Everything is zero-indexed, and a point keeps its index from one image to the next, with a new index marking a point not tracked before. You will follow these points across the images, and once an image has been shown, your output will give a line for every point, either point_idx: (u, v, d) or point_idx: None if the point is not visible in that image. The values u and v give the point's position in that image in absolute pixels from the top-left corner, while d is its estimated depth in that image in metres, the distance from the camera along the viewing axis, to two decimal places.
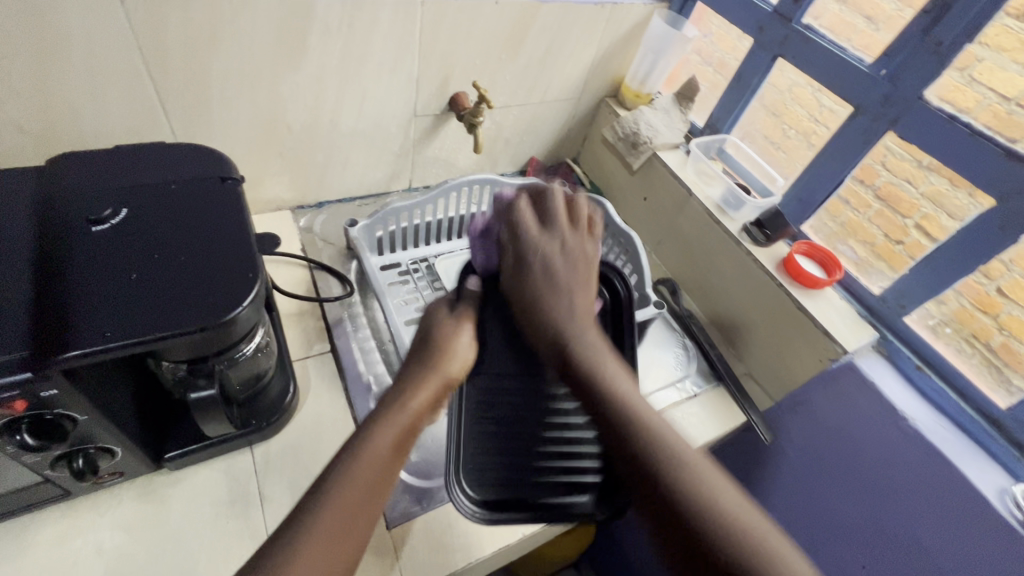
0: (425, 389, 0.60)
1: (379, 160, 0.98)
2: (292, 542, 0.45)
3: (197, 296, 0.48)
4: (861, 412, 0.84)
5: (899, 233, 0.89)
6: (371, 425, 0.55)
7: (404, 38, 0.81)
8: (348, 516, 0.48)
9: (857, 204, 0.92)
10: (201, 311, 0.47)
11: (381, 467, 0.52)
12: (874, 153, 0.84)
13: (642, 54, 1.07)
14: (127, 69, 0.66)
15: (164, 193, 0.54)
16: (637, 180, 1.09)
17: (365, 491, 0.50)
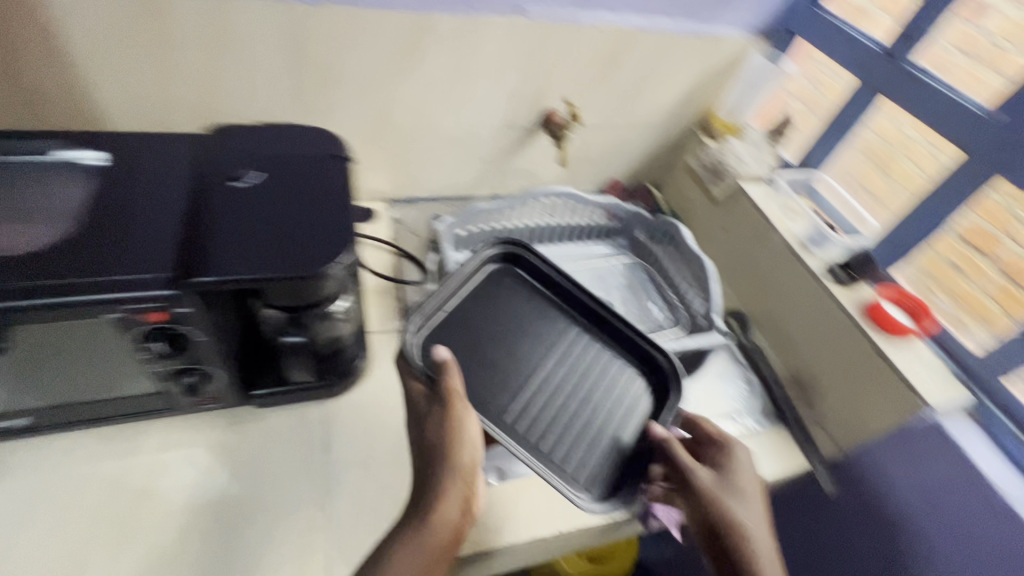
0: (455, 491, 0.57)
1: (470, 165, 1.06)
2: None
3: (303, 247, 0.56)
4: (937, 473, 0.78)
5: (1014, 303, 0.82)
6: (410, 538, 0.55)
7: (508, 55, 0.89)
8: None
9: (970, 272, 0.86)
10: (305, 259, 0.55)
11: None
12: (999, 220, 0.81)
13: (736, 88, 1.08)
14: (275, 64, 0.79)
15: (289, 162, 0.64)
16: (717, 210, 1.09)
17: None
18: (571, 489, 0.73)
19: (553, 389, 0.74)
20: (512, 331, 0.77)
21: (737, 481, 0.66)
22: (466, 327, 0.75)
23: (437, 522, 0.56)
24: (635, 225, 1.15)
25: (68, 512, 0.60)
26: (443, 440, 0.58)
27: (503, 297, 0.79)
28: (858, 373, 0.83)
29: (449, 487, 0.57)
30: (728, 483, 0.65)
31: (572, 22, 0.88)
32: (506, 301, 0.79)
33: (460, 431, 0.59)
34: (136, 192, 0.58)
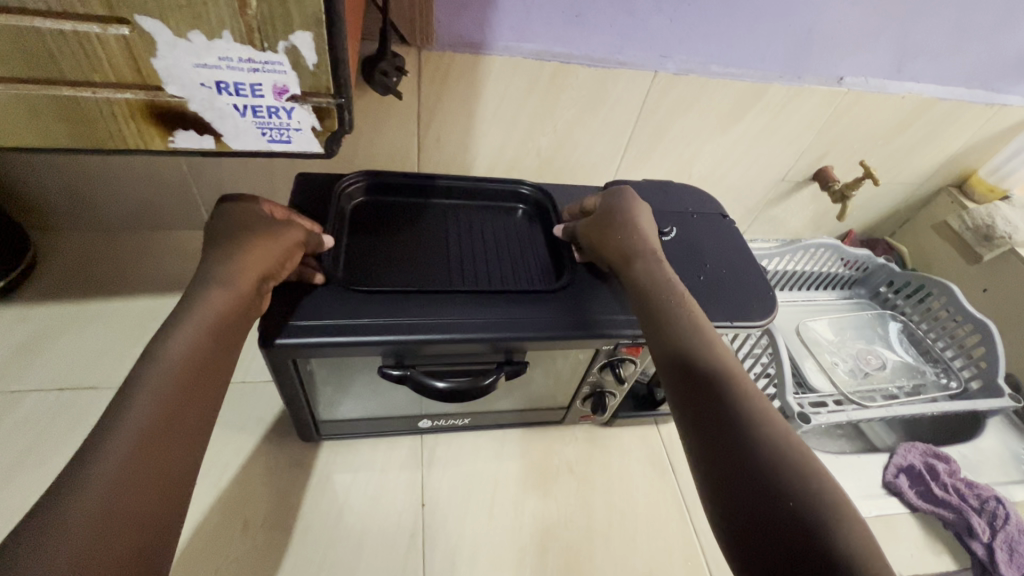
0: (250, 273, 0.51)
1: (732, 211, 1.13)
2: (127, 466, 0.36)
3: (737, 303, 0.65)
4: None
5: None
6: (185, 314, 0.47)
7: (812, 120, 0.96)
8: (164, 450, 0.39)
9: None
10: (743, 313, 0.64)
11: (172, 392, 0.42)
12: None
13: (1009, 152, 1.08)
14: (624, 121, 0.90)
15: (689, 222, 0.74)
16: (977, 271, 1.11)
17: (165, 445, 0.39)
18: (899, 535, 0.78)
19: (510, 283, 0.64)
20: (415, 232, 0.69)
21: (632, 222, 0.64)
22: (382, 244, 0.67)
23: (217, 289, 0.49)
24: (879, 277, 1.18)
25: (493, 504, 0.71)
26: (254, 232, 0.54)
27: (385, 216, 0.71)
28: None
29: (234, 277, 0.50)
30: (609, 225, 0.64)
31: (881, 91, 0.93)
32: (399, 217, 0.71)
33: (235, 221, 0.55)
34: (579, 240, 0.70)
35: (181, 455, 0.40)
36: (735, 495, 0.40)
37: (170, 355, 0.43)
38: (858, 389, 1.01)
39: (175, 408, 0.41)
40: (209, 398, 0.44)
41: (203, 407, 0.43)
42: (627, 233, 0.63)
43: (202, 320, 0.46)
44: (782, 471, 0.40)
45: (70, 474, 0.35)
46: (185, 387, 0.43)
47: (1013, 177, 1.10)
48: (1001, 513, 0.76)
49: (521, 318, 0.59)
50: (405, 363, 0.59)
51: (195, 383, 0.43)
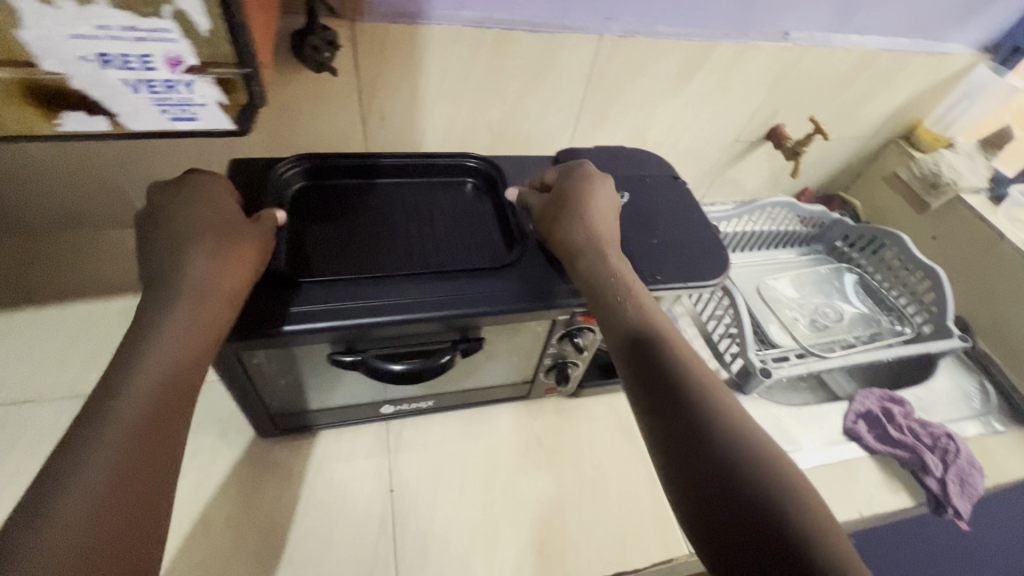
0: (217, 285, 0.48)
1: (690, 174, 1.13)
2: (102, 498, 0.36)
3: (691, 263, 0.65)
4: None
5: None
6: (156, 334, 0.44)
7: (761, 77, 0.96)
8: (138, 481, 0.38)
9: None
10: (697, 273, 0.64)
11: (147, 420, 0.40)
12: None
13: (952, 101, 1.11)
14: (574, 89, 0.88)
15: (641, 186, 0.73)
16: (926, 220, 1.14)
17: (140, 476, 0.38)
18: (860, 478, 0.80)
19: (463, 262, 0.62)
20: (362, 215, 0.66)
21: (587, 205, 0.61)
22: (326, 228, 0.64)
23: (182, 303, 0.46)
24: (835, 232, 1.21)
25: (463, 483, 0.70)
26: (213, 238, 0.51)
27: (329, 200, 0.68)
28: None
29: (195, 289, 0.47)
30: (565, 212, 0.61)
31: (826, 45, 0.94)
32: (343, 201, 0.68)
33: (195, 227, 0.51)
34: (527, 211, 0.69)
35: (158, 482, 0.39)
36: (698, 486, 0.41)
37: (142, 376, 0.42)
38: (819, 342, 1.03)
39: (151, 431, 0.40)
40: (184, 417, 0.43)
41: (177, 428, 0.42)
42: (586, 220, 0.60)
43: (174, 337, 0.45)
44: (747, 465, 0.41)
45: (42, 502, 0.35)
46: (161, 409, 0.41)
47: (957, 125, 1.13)
48: (953, 448, 0.79)
49: (475, 294, 0.57)
50: (357, 349, 0.57)
51: (170, 405, 0.42)
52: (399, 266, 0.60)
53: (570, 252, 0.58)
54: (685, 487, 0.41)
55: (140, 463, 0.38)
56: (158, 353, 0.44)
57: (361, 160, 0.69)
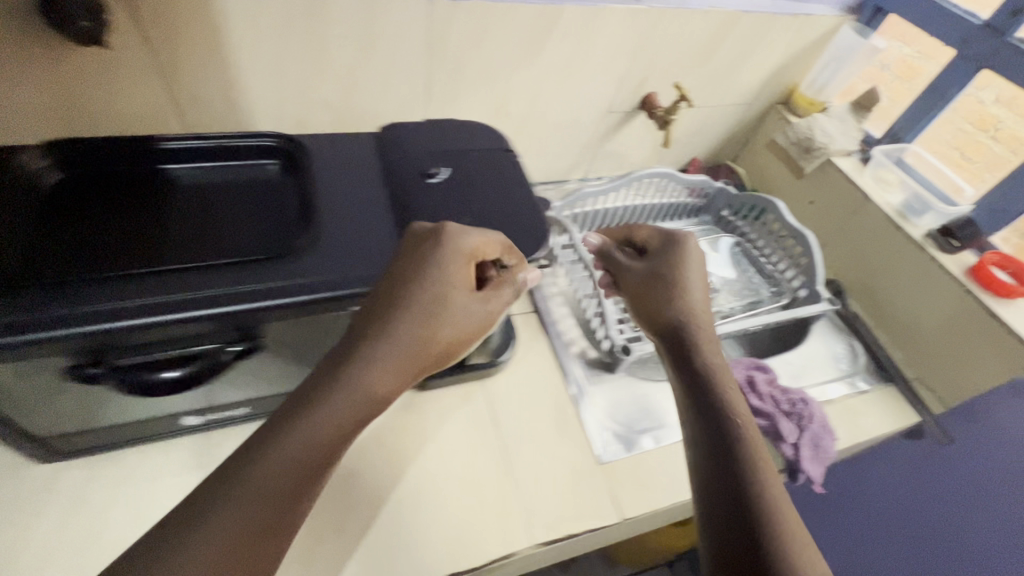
0: (437, 337, 0.51)
1: (568, 149, 1.09)
2: (215, 544, 0.39)
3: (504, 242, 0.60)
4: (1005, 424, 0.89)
5: None
6: (316, 378, 0.47)
7: (621, 42, 0.92)
8: (265, 523, 0.41)
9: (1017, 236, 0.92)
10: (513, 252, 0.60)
11: (293, 470, 0.43)
12: None
13: (823, 63, 1.10)
14: (415, 60, 0.82)
15: (466, 159, 0.68)
16: (804, 185, 1.14)
17: (270, 522, 0.41)
18: None
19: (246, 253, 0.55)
20: (129, 205, 0.57)
21: (677, 268, 0.68)
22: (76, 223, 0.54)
23: (384, 346, 0.48)
24: (721, 202, 1.19)
25: None
26: (424, 282, 0.51)
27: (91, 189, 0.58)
28: (967, 336, 0.88)
29: (427, 338, 0.51)
30: (658, 281, 0.69)
31: (683, 7, 0.90)
32: (107, 191, 0.58)
33: (417, 288, 0.51)
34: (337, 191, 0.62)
35: (286, 518, 0.42)
36: (721, 521, 0.48)
37: (314, 428, 0.44)
38: (698, 314, 1.01)
39: (303, 474, 0.43)
40: (337, 459, 0.45)
41: (320, 473, 0.44)
42: (677, 294, 0.66)
43: (377, 374, 0.47)
44: (778, 519, 0.47)
45: (153, 555, 0.38)
46: (326, 452, 0.44)
47: (829, 88, 1.12)
48: (806, 412, 0.79)
49: (278, 285, 0.52)
50: (106, 361, 0.49)
51: (334, 445, 0.45)
52: (193, 256, 0.53)
53: (659, 304, 0.66)
54: (717, 521, 0.48)
55: (271, 513, 0.41)
56: (343, 393, 0.45)
57: (131, 143, 0.60)
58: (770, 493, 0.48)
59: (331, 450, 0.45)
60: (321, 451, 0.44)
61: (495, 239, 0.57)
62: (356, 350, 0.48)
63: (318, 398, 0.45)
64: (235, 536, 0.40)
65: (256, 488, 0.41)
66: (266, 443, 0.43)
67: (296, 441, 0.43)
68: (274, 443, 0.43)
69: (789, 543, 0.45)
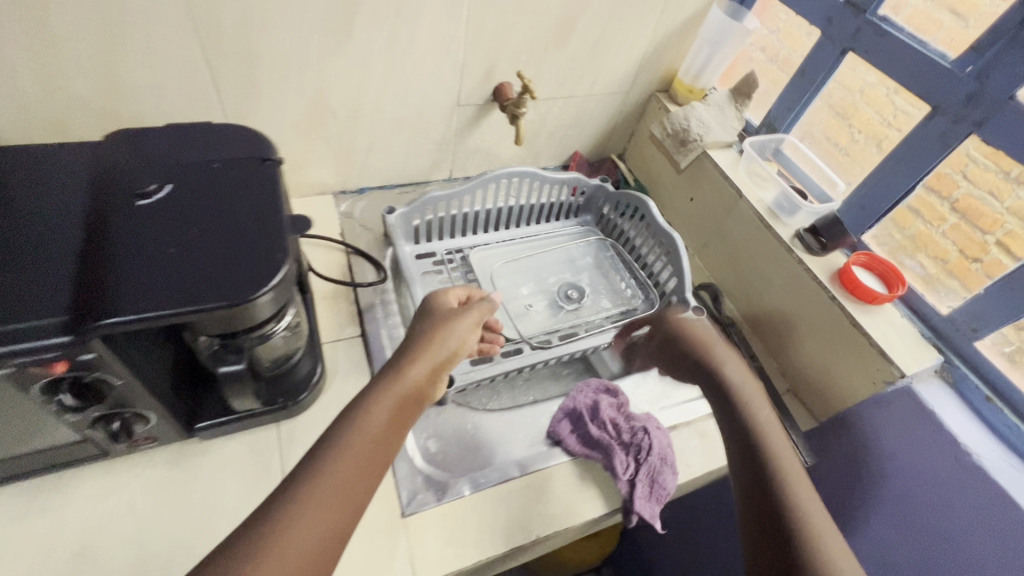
0: (444, 357, 0.64)
1: (421, 148, 0.98)
2: (272, 532, 0.44)
3: (217, 278, 0.49)
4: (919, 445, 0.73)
5: (976, 250, 0.75)
6: (365, 397, 0.56)
7: (448, 26, 0.80)
8: (319, 517, 0.46)
9: (927, 215, 0.79)
10: (227, 291, 0.49)
11: (352, 473, 0.50)
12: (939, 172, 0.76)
13: (697, 47, 1.00)
14: (184, 52, 0.69)
15: (205, 172, 0.56)
16: (683, 180, 1.05)
17: (325, 512, 0.47)
18: (548, 491, 0.70)
19: None
20: None
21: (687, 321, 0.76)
22: None
23: (405, 372, 0.60)
24: (601, 199, 1.09)
25: None
26: (429, 322, 0.67)
27: None
28: (832, 346, 0.81)
29: (433, 361, 0.62)
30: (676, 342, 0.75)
31: None
32: None
33: (445, 335, 0.65)
34: (43, 211, 0.50)
35: (338, 516, 0.47)
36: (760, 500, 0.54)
37: (353, 434, 0.52)
38: (559, 330, 0.93)
39: (348, 478, 0.50)
40: (370, 480, 0.51)
41: (363, 481, 0.51)
42: (710, 355, 0.71)
43: (390, 397, 0.57)
44: (797, 485, 0.54)
45: (223, 552, 0.43)
46: (356, 466, 0.51)
47: (708, 73, 1.02)
48: (646, 445, 0.71)
49: None
50: None
51: (371, 452, 0.52)
52: None
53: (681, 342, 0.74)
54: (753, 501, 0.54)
55: (326, 507, 0.47)
56: (383, 389, 0.57)
57: None
58: (785, 467, 0.56)
59: (385, 455, 0.53)
60: (373, 453, 0.52)
61: (462, 288, 0.75)
62: (373, 378, 0.60)
63: (358, 405, 0.55)
64: (337, 527, 0.47)
65: (344, 480, 0.49)
66: (335, 450, 0.51)
67: (355, 445, 0.52)
68: (335, 451, 0.51)
69: (801, 496, 0.53)
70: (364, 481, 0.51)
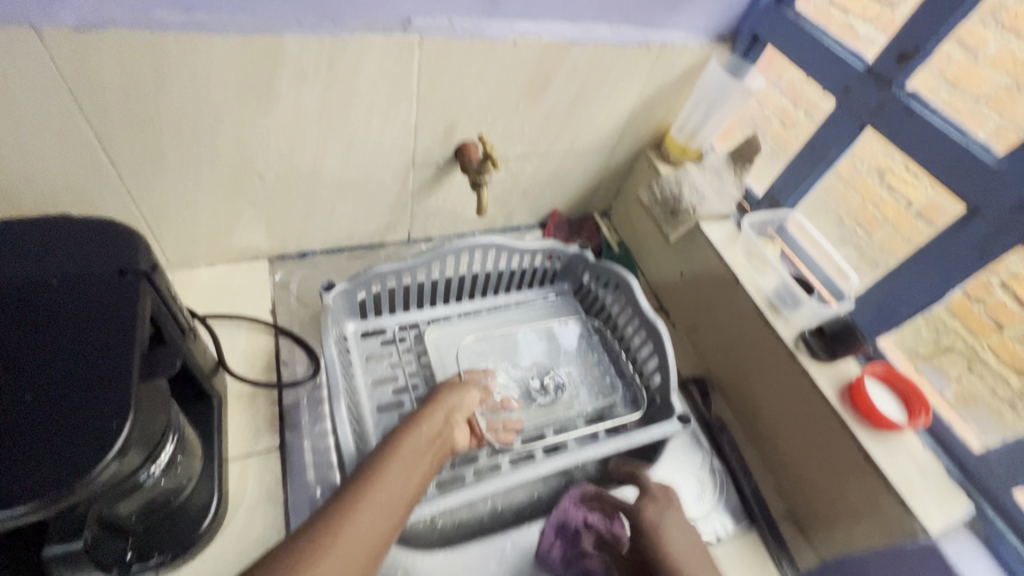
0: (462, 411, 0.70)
1: (372, 211, 0.85)
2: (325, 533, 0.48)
3: (20, 465, 0.36)
4: None
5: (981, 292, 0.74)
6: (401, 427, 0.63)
7: (396, 82, 0.67)
8: (369, 526, 0.50)
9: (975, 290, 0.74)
10: (14, 489, 0.35)
11: (395, 493, 0.55)
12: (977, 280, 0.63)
13: (692, 104, 0.88)
14: (56, 114, 0.56)
15: (38, 296, 0.43)
16: (672, 252, 0.92)
17: (374, 522, 0.51)
18: None
19: None
20: None
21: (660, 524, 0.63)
22: None
23: (438, 412, 0.67)
24: (579, 267, 0.96)
25: None
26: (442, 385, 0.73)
27: None
28: (840, 479, 0.69)
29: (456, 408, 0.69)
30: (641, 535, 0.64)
31: (477, 36, 0.67)
32: None
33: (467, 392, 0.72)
34: None
35: (382, 530, 0.51)
36: None
37: (397, 460, 0.58)
38: (525, 432, 0.81)
39: (392, 499, 0.54)
40: (409, 501, 0.56)
41: (405, 501, 0.55)
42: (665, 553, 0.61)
43: (427, 429, 0.63)
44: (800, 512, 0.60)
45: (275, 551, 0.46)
46: (400, 487, 0.56)
47: (704, 133, 0.89)
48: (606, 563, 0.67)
49: None
50: None
51: (411, 476, 0.58)
52: None
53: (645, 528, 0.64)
54: None
55: (377, 519, 0.51)
56: (418, 423, 0.64)
57: None
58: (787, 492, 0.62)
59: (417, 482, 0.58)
60: (413, 475, 0.58)
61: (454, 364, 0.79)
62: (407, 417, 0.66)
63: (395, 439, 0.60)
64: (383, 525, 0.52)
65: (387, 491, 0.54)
66: (376, 470, 0.56)
67: (396, 464, 0.57)
68: (380, 471, 0.56)
69: None
70: (405, 500, 0.55)
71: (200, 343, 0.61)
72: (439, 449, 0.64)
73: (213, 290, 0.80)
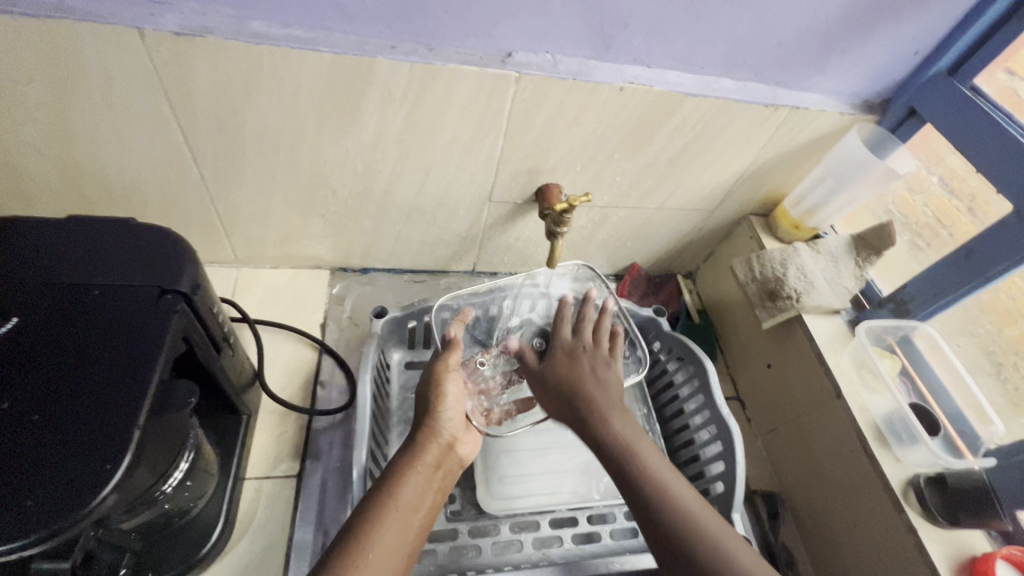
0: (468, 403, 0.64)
1: (439, 239, 0.81)
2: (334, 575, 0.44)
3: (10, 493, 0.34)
4: None
5: None
6: (411, 440, 0.58)
7: (485, 116, 0.62)
8: (387, 555, 0.48)
9: None
10: None
11: (410, 516, 0.51)
12: None
13: (817, 176, 0.76)
14: (150, 111, 0.56)
15: (78, 304, 0.42)
16: (761, 339, 0.80)
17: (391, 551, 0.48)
18: None
19: None
20: None
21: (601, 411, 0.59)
22: None
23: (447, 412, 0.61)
24: (651, 332, 0.83)
25: None
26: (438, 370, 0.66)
27: None
28: None
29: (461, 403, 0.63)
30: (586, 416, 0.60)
31: (582, 78, 0.60)
32: None
33: (442, 403, 0.61)
34: None
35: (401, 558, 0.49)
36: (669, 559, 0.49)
37: (409, 478, 0.53)
38: (554, 514, 0.72)
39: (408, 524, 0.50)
40: (429, 518, 0.53)
41: (423, 522, 0.52)
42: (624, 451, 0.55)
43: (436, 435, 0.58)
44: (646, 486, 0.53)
45: None
46: (415, 508, 0.52)
47: (825, 211, 0.78)
48: None
49: None
50: None
51: (426, 495, 0.54)
52: None
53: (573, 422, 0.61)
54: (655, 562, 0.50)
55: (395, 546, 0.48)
56: (426, 432, 0.58)
57: None
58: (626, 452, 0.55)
59: (418, 533, 0.51)
60: (412, 529, 0.50)
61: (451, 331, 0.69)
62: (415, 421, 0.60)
63: (406, 457, 0.55)
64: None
65: (384, 559, 0.47)
66: (368, 528, 0.48)
67: (389, 523, 0.49)
68: (391, 493, 0.51)
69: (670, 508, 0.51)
70: (421, 520, 0.52)
71: (237, 352, 0.60)
72: (441, 479, 0.56)
73: (271, 293, 0.80)
